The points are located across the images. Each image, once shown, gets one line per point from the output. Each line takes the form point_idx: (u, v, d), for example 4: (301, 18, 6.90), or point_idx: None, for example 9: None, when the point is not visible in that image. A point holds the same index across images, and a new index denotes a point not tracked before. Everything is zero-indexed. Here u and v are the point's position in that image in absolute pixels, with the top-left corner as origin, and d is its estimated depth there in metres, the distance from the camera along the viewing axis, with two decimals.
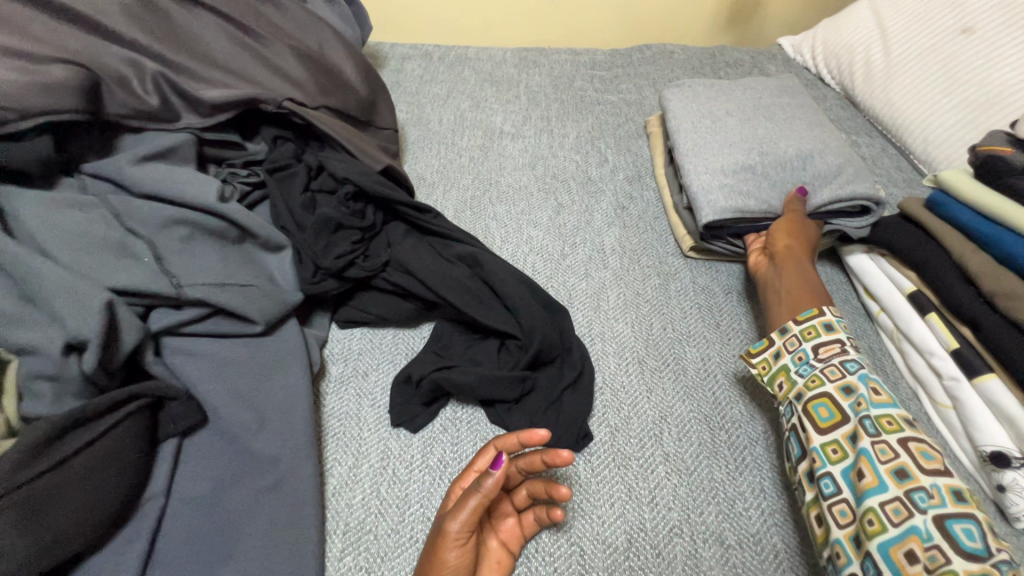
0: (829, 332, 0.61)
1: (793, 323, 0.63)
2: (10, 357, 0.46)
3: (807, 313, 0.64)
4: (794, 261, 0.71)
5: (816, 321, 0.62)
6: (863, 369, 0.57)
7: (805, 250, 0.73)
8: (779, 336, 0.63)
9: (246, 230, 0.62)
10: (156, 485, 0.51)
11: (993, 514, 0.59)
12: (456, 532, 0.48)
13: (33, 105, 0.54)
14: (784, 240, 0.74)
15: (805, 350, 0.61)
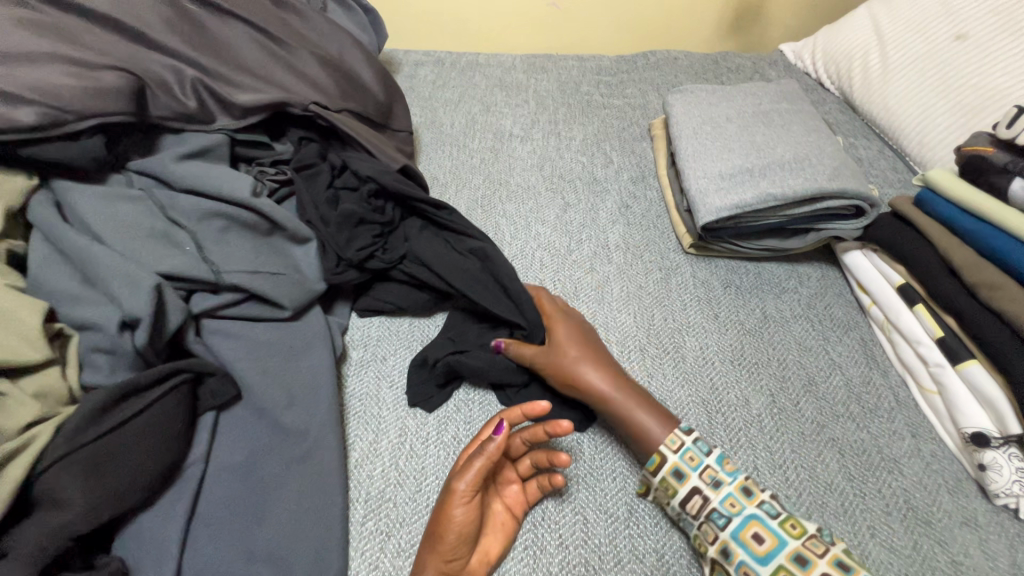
0: (681, 482, 0.56)
1: (648, 477, 0.58)
2: (72, 332, 0.52)
3: (653, 459, 0.58)
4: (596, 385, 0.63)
5: (664, 471, 0.57)
6: (733, 523, 0.53)
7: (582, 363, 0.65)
8: (654, 481, 0.59)
9: (276, 223, 0.67)
10: (196, 453, 0.56)
11: (974, 492, 0.62)
12: (463, 487, 0.53)
13: (89, 108, 0.60)
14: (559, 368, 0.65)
15: (674, 508, 0.57)
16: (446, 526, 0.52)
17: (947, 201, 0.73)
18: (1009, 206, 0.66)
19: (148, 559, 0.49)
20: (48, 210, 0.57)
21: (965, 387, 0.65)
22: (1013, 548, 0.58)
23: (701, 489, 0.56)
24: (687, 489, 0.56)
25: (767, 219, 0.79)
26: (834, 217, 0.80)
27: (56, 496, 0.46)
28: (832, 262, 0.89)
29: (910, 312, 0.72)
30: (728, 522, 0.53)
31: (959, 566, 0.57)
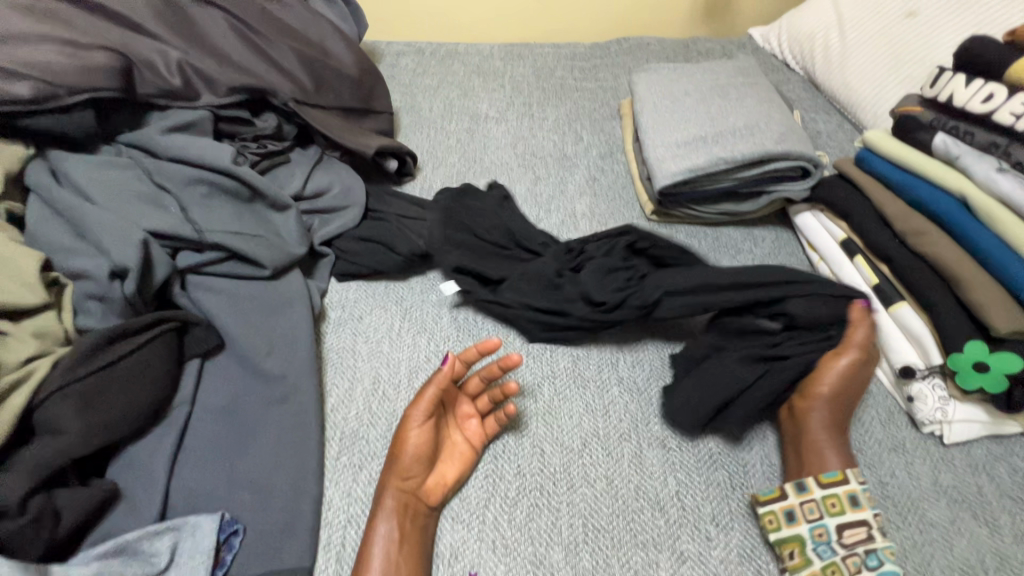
0: (854, 508, 0.57)
1: (815, 484, 0.58)
2: (65, 281, 0.57)
3: (834, 475, 0.58)
4: (825, 422, 0.62)
5: (841, 489, 0.58)
6: (889, 566, 0.52)
7: (841, 398, 0.63)
8: (795, 493, 0.58)
9: (255, 190, 0.73)
10: (183, 395, 0.61)
11: (904, 422, 0.67)
12: (416, 415, 0.61)
13: (80, 83, 0.65)
14: (813, 392, 0.63)
15: (826, 524, 0.56)
16: (402, 448, 0.59)
17: (882, 158, 0.77)
18: (935, 158, 0.70)
19: (138, 483, 0.54)
20: (44, 176, 0.63)
21: (896, 326, 0.69)
22: (935, 470, 0.63)
23: (869, 526, 0.56)
24: (856, 517, 0.56)
25: (722, 181, 0.84)
26: (783, 179, 0.85)
27: (55, 423, 0.51)
28: (788, 226, 0.94)
29: (850, 263, 0.77)
30: (882, 565, 0.53)
31: (885, 486, 0.62)
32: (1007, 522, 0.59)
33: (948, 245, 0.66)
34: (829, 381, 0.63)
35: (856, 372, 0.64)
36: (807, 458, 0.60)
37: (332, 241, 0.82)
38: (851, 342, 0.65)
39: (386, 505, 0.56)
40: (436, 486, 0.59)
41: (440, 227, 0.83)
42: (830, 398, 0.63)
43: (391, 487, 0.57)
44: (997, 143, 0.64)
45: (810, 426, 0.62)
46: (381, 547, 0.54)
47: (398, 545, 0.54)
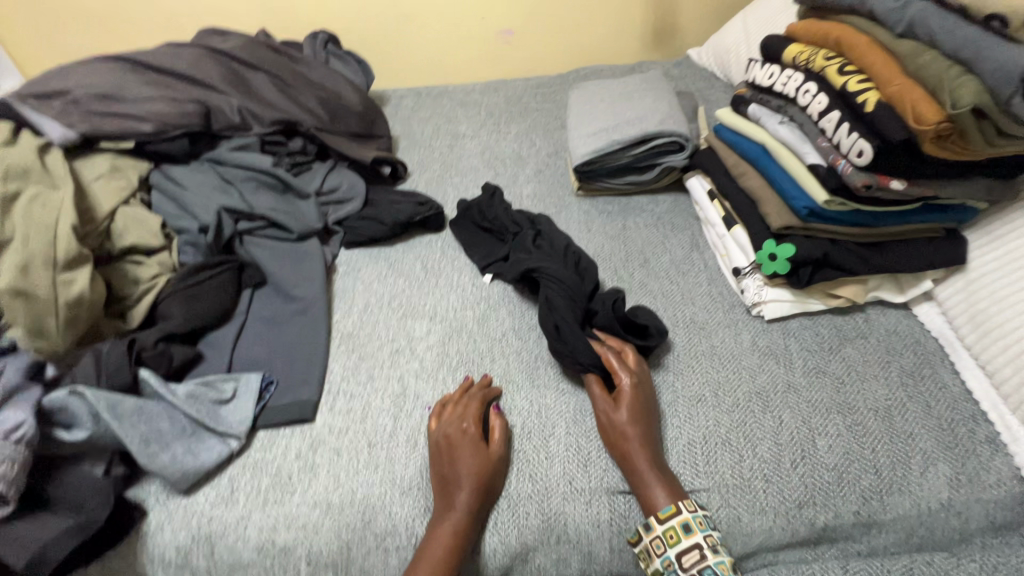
0: (687, 535, 0.64)
1: (655, 522, 0.65)
2: (172, 235, 0.95)
3: (667, 509, 0.65)
4: (642, 460, 0.69)
5: (675, 521, 0.65)
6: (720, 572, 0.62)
7: (647, 437, 0.72)
8: (646, 533, 0.66)
9: (287, 184, 1.09)
10: (241, 308, 0.95)
11: (741, 310, 0.91)
12: (468, 423, 0.74)
13: (181, 122, 1.04)
14: (618, 442, 0.72)
15: (668, 556, 0.64)
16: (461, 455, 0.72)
17: (728, 127, 1.04)
18: (752, 121, 0.97)
19: (214, 353, 0.88)
20: (161, 179, 1.01)
21: (736, 245, 0.95)
22: (756, 335, 0.87)
23: (702, 547, 0.64)
24: (690, 542, 0.64)
25: (618, 158, 1.13)
26: (667, 152, 1.13)
27: (168, 312, 0.86)
28: (685, 191, 1.20)
29: (712, 206, 1.04)
30: None
31: (715, 347, 0.86)
32: (800, 363, 0.82)
33: (757, 180, 0.92)
34: (620, 427, 0.73)
35: (644, 415, 0.74)
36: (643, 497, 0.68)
37: (341, 221, 1.15)
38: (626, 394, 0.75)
39: (461, 500, 0.68)
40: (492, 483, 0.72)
41: (415, 206, 1.15)
42: (640, 437, 0.71)
43: (469, 486, 0.69)
44: (779, 105, 0.90)
45: (631, 471, 0.70)
46: (449, 537, 0.66)
47: (463, 534, 0.67)
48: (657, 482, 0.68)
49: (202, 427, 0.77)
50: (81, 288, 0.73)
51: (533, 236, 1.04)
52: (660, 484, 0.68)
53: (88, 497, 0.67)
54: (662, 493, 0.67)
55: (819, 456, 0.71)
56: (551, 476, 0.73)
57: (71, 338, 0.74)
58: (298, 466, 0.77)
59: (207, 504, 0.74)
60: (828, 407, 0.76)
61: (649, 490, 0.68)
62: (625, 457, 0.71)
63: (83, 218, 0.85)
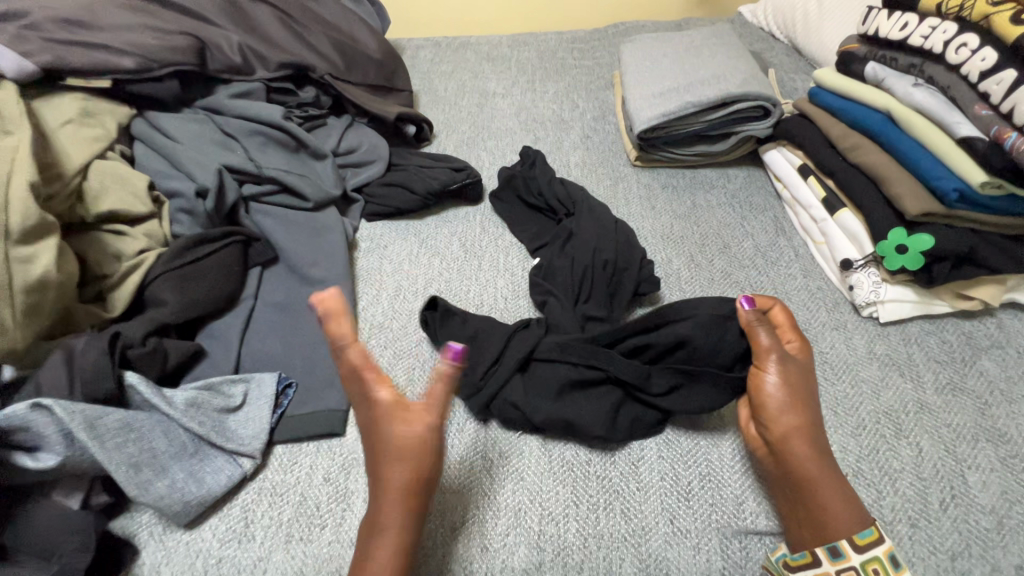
0: (896, 571, 0.49)
1: (852, 548, 0.50)
2: (163, 199, 0.77)
3: (866, 534, 0.50)
4: (807, 452, 0.55)
5: (880, 551, 0.49)
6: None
7: (811, 422, 0.57)
8: (829, 560, 0.50)
9: (301, 141, 0.91)
10: (249, 292, 0.78)
11: (848, 309, 0.77)
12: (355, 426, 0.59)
13: (169, 59, 0.85)
14: (777, 419, 0.57)
15: None
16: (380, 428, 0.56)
17: (830, 91, 0.89)
18: (868, 85, 0.82)
19: (218, 348, 0.71)
20: (146, 130, 0.83)
21: (840, 232, 0.82)
22: (871, 342, 0.73)
23: None
24: None
25: (691, 124, 0.96)
26: (748, 119, 0.97)
27: (158, 297, 0.69)
28: (762, 166, 1.04)
29: (805, 183, 0.89)
30: None
31: (826, 354, 0.72)
32: (930, 378, 0.69)
33: (877, 155, 0.78)
34: (783, 397, 0.57)
35: (806, 389, 0.58)
36: (814, 509, 0.53)
37: (361, 188, 0.97)
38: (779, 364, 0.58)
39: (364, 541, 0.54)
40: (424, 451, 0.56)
41: (450, 172, 0.97)
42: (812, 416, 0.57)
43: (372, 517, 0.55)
44: (915, 64, 0.76)
45: (801, 473, 0.54)
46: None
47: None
48: (836, 489, 0.53)
49: (207, 444, 0.62)
50: (46, 267, 0.56)
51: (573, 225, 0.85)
52: (838, 494, 0.53)
53: (63, 539, 0.52)
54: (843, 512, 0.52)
55: (973, 496, 0.59)
56: (647, 513, 0.60)
57: (36, 331, 0.57)
58: (328, 493, 0.62)
59: (215, 542, 0.59)
60: (974, 434, 0.64)
61: (818, 498, 0.53)
62: (784, 447, 0.56)
63: (47, 174, 0.67)
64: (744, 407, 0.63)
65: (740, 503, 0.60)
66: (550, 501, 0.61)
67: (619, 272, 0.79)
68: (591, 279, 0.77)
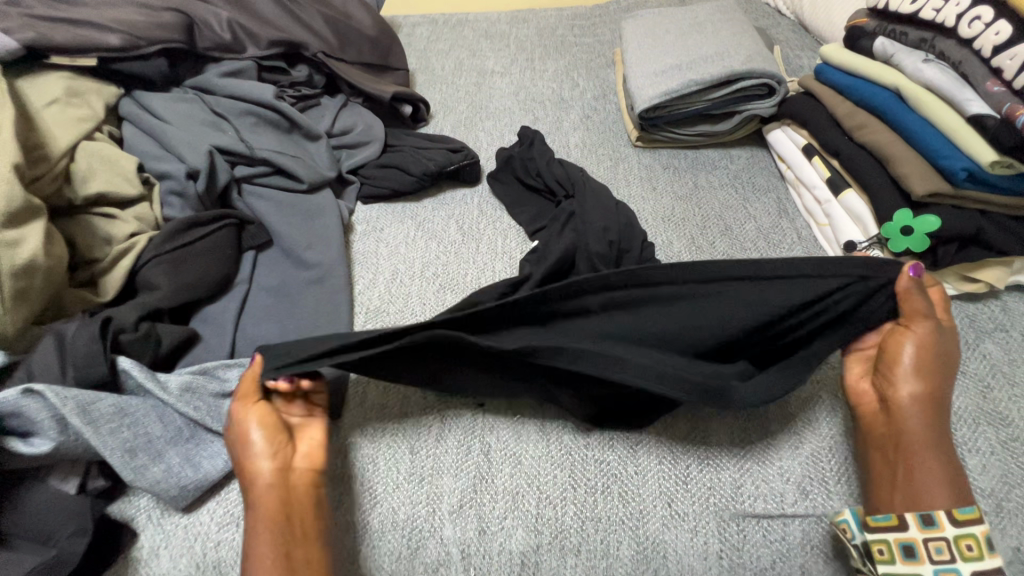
0: (992, 553, 0.50)
1: (950, 520, 0.51)
2: (153, 181, 0.76)
3: (968, 510, 0.51)
4: (924, 423, 0.57)
5: (978, 529, 0.51)
6: None
7: (936, 393, 0.58)
8: (919, 527, 0.52)
9: (293, 121, 0.89)
10: (243, 276, 0.77)
11: None
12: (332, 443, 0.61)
13: (157, 36, 0.83)
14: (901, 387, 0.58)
15: (959, 567, 0.50)
16: (247, 439, 0.57)
17: (836, 68, 0.86)
18: (876, 61, 0.80)
19: (213, 332, 0.71)
20: (135, 110, 0.81)
21: (844, 213, 0.80)
22: None
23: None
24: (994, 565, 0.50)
25: (693, 102, 0.94)
26: (752, 97, 0.95)
27: (151, 281, 0.68)
28: (765, 146, 1.02)
29: (809, 163, 0.87)
30: None
31: None
32: None
33: (883, 134, 0.76)
34: (916, 363, 0.59)
35: (945, 366, 0.59)
36: (915, 472, 0.55)
37: (357, 169, 0.95)
38: (922, 335, 0.59)
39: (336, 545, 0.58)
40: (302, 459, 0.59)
41: (447, 153, 0.95)
42: (938, 390, 0.58)
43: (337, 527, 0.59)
44: (925, 38, 0.73)
45: (911, 436, 0.56)
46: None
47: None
48: (939, 459, 0.55)
49: (203, 428, 0.62)
50: (33, 251, 0.55)
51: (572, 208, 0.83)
52: (938, 464, 0.55)
53: (60, 524, 0.52)
54: (951, 484, 0.54)
55: (973, 480, 0.59)
56: (645, 497, 0.59)
57: (26, 316, 0.56)
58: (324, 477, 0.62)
59: (213, 525, 0.59)
60: (975, 417, 0.63)
61: (923, 470, 0.54)
62: (903, 410, 0.57)
63: (33, 155, 0.65)
64: (856, 364, 0.63)
65: (738, 486, 0.60)
66: (548, 484, 0.61)
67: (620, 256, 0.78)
68: (585, 270, 0.76)
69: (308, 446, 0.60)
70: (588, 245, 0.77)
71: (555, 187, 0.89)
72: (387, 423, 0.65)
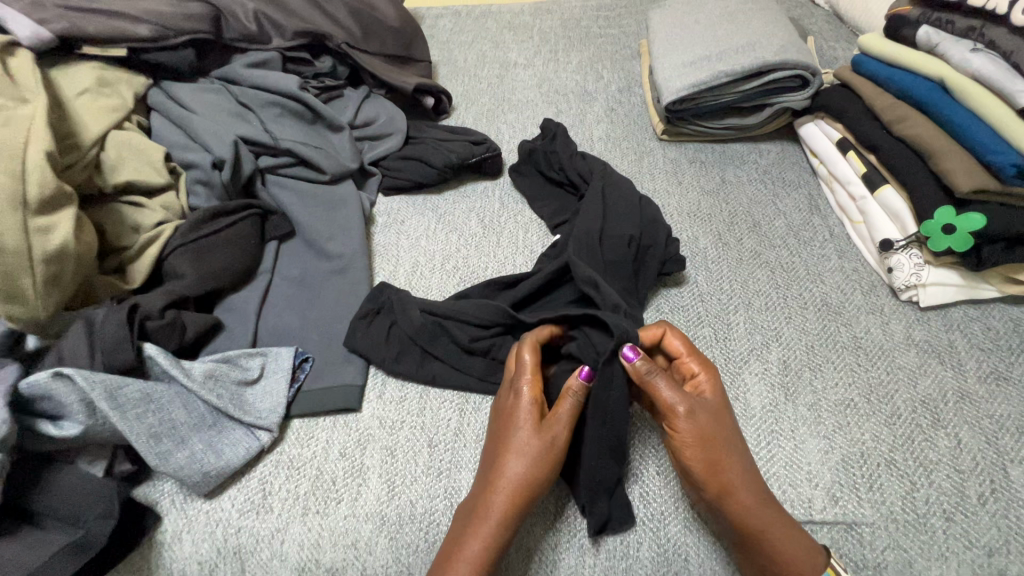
0: None
1: None
2: (180, 171, 0.77)
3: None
4: (749, 496, 0.51)
5: None
6: None
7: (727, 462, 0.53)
8: None
9: (316, 112, 0.89)
10: (265, 266, 0.77)
11: (886, 293, 0.73)
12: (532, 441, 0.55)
13: (184, 27, 0.84)
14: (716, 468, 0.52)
15: None
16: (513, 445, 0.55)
17: (875, 58, 0.83)
18: (919, 51, 0.77)
19: (236, 320, 0.71)
20: (163, 99, 0.82)
21: (880, 210, 0.77)
22: (909, 327, 0.70)
23: None
24: None
25: (722, 95, 0.92)
26: (785, 89, 0.91)
27: (176, 269, 0.69)
28: (796, 140, 0.98)
29: (843, 159, 0.84)
30: None
31: (860, 339, 0.69)
32: (973, 367, 0.65)
33: (926, 126, 0.73)
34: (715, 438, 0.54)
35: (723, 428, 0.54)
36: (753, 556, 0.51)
37: (378, 161, 0.95)
38: (699, 407, 0.54)
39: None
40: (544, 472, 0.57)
41: (469, 145, 0.94)
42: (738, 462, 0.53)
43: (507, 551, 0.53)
44: (973, 28, 0.70)
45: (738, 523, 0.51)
46: None
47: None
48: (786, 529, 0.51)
49: (225, 416, 0.62)
50: (64, 238, 0.56)
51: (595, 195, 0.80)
52: (799, 539, 0.51)
53: (87, 506, 0.53)
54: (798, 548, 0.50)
55: (1014, 491, 0.56)
56: (667, 498, 0.58)
57: (56, 302, 0.57)
58: (343, 468, 0.62)
59: (234, 512, 0.59)
60: (1018, 426, 0.60)
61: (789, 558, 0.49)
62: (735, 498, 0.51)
63: (66, 144, 0.66)
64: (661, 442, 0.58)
65: None
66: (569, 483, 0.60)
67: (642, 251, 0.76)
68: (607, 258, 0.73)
69: None
70: (613, 237, 0.75)
71: (578, 180, 0.87)
72: (407, 416, 0.66)
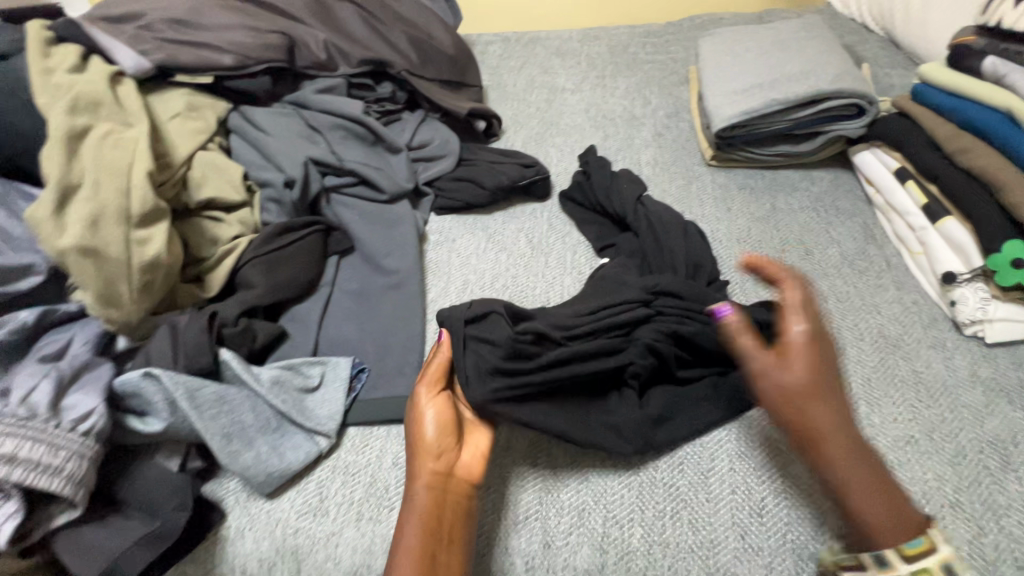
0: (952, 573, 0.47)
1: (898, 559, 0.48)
2: (255, 188, 0.83)
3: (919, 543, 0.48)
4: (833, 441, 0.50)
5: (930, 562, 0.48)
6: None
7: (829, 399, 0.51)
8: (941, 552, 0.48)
9: (378, 135, 0.94)
10: (327, 279, 0.82)
11: (948, 326, 0.71)
12: (434, 441, 0.60)
13: (264, 57, 0.91)
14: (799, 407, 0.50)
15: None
16: (423, 438, 0.60)
17: (937, 88, 0.83)
18: (985, 82, 0.77)
19: (300, 330, 0.76)
20: (241, 122, 0.89)
21: (942, 241, 0.75)
22: (974, 364, 0.67)
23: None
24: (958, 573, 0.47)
25: (773, 122, 0.92)
26: (840, 117, 0.91)
27: (249, 280, 0.74)
28: (850, 167, 0.97)
29: (902, 188, 0.82)
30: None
31: (920, 374, 0.67)
32: None
33: (990, 157, 0.72)
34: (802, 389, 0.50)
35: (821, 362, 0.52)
36: (836, 475, 0.50)
37: (432, 181, 0.99)
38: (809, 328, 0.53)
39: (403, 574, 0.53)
40: (464, 466, 0.61)
41: (520, 168, 0.97)
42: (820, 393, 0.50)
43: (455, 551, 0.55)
44: None
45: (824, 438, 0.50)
46: None
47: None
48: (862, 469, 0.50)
49: (288, 420, 0.66)
50: (158, 250, 0.61)
51: (641, 223, 0.83)
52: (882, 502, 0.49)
53: (165, 499, 0.57)
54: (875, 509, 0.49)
55: None
56: (717, 525, 0.58)
57: (146, 308, 0.63)
58: (396, 477, 0.64)
59: (293, 513, 0.62)
60: None
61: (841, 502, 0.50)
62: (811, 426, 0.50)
63: (159, 163, 0.73)
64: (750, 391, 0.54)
65: (820, 523, 0.57)
66: (615, 503, 0.60)
67: (694, 272, 0.77)
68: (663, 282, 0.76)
69: (473, 455, 0.62)
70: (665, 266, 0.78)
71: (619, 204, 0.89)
72: None
